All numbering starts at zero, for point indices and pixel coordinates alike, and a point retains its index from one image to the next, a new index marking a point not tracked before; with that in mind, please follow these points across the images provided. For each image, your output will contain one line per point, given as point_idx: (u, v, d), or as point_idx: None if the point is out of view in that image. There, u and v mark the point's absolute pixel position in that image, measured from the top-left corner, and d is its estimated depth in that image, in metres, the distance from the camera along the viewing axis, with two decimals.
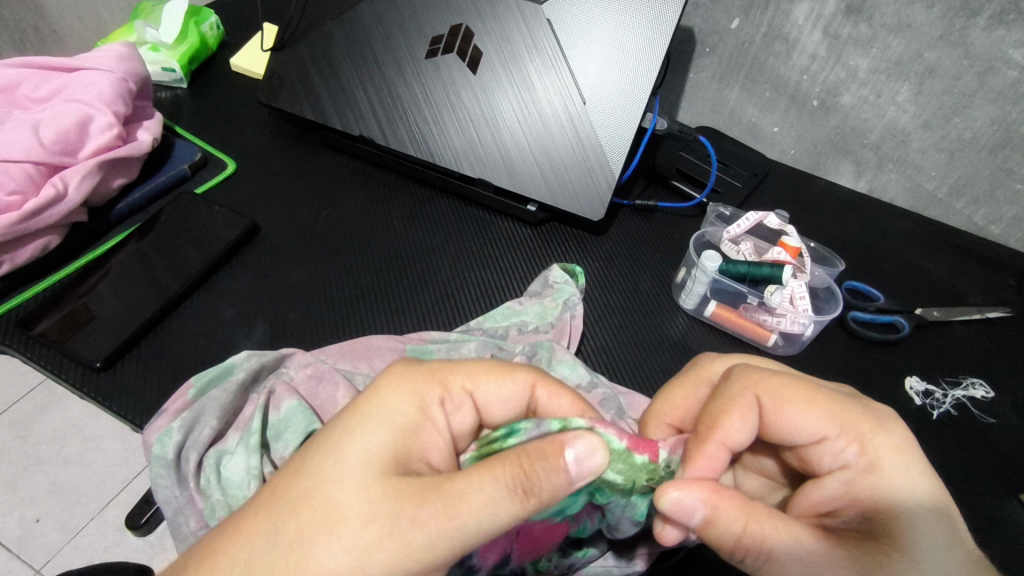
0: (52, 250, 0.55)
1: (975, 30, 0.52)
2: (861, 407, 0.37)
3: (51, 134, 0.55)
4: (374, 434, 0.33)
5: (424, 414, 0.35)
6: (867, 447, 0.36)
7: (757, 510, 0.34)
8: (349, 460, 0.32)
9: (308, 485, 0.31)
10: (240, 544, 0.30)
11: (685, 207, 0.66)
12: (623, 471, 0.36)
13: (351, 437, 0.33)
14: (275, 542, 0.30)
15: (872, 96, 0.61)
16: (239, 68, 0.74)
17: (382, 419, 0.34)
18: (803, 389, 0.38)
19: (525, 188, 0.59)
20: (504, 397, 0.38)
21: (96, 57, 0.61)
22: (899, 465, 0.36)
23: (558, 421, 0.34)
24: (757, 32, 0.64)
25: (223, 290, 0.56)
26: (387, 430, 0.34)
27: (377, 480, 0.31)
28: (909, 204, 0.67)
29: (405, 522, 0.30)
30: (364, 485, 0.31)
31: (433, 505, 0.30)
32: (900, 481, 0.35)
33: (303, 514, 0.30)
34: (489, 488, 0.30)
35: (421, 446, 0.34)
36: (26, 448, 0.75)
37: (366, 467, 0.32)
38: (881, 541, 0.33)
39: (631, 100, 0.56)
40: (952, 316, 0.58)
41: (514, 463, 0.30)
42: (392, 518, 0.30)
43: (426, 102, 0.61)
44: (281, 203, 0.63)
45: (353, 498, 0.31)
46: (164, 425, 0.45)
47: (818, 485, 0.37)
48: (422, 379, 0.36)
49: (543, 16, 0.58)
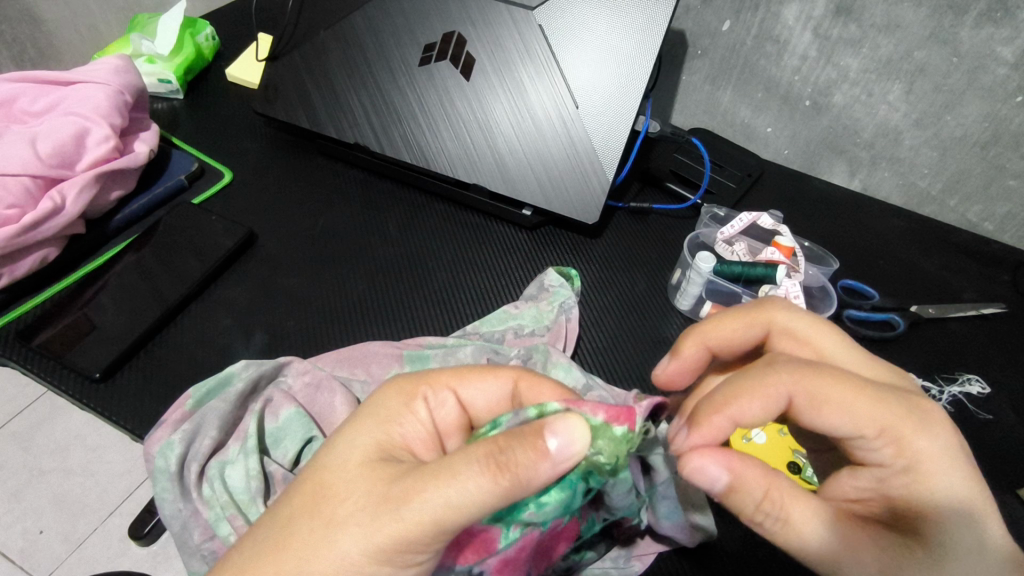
0: (50, 262, 0.55)
1: (964, 28, 0.52)
2: (910, 408, 0.35)
3: (48, 148, 0.55)
4: (364, 428, 0.35)
5: (410, 411, 0.36)
6: (908, 450, 0.34)
7: (780, 488, 0.34)
8: (341, 448, 0.34)
9: (303, 476, 0.33)
10: (247, 537, 0.32)
11: (679, 208, 0.66)
12: (605, 449, 0.32)
13: (342, 433, 0.35)
14: (273, 523, 0.32)
15: (864, 96, 0.61)
16: (234, 78, 0.74)
17: (372, 416, 0.35)
18: (847, 389, 0.35)
19: (520, 193, 0.59)
20: (489, 393, 0.38)
21: (92, 70, 0.61)
22: (939, 469, 0.34)
23: (534, 408, 0.33)
24: (748, 34, 0.64)
25: (221, 299, 0.56)
26: (375, 423, 0.35)
27: (360, 464, 0.33)
28: (903, 202, 0.67)
29: (380, 502, 0.30)
30: (350, 467, 0.33)
31: (406, 486, 0.30)
32: (936, 485, 0.33)
33: (299, 498, 0.32)
34: (460, 465, 0.29)
35: (404, 436, 0.35)
36: (29, 459, 0.76)
37: (351, 453, 0.33)
38: (901, 536, 0.33)
39: (623, 104, 0.57)
40: (948, 313, 0.58)
41: (486, 444, 0.30)
42: (372, 500, 0.31)
43: (420, 109, 0.62)
44: (280, 213, 0.63)
45: (338, 481, 0.32)
46: (164, 436, 0.44)
47: (852, 475, 0.36)
48: (409, 380, 0.37)
49: (534, 22, 0.59)
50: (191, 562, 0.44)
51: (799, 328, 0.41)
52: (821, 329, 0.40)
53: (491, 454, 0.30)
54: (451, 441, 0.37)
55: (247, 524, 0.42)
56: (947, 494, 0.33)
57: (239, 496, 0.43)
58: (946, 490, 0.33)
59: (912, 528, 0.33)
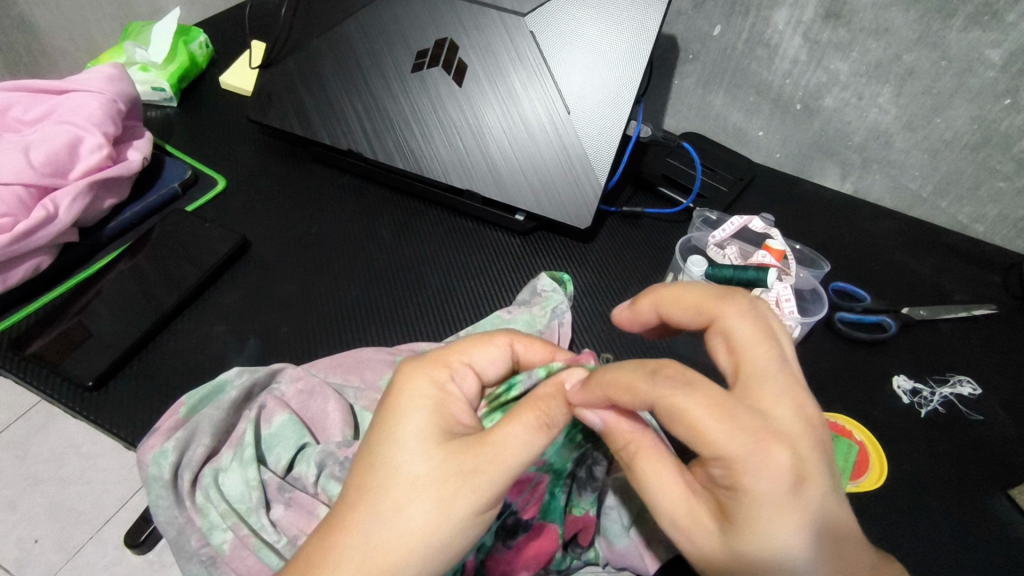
0: (44, 270, 0.55)
1: (952, 31, 0.53)
2: (760, 452, 0.29)
3: (41, 156, 0.55)
4: (412, 412, 0.35)
5: (444, 390, 0.36)
6: (742, 480, 0.29)
7: (642, 445, 0.35)
8: (403, 437, 0.34)
9: (382, 474, 0.33)
10: (345, 538, 0.31)
11: (671, 212, 0.66)
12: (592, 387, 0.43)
13: (398, 427, 0.34)
14: (359, 515, 0.32)
15: (854, 99, 0.62)
16: (228, 86, 0.75)
17: (416, 399, 0.35)
18: (703, 403, 0.30)
19: (513, 199, 0.59)
20: (496, 360, 0.40)
21: (86, 79, 0.61)
22: (768, 515, 0.29)
23: (544, 368, 0.41)
24: (739, 38, 0.64)
25: (215, 305, 0.56)
26: (422, 405, 0.35)
27: (436, 450, 0.33)
28: (894, 203, 0.68)
29: (465, 476, 0.32)
30: (423, 450, 0.33)
31: (483, 454, 0.33)
32: (760, 522, 0.29)
33: (379, 490, 0.32)
34: (521, 429, 0.34)
35: (454, 414, 0.35)
36: (25, 468, 0.76)
37: (421, 442, 0.33)
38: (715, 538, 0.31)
39: (615, 109, 0.57)
40: (939, 314, 0.58)
41: (532, 410, 0.35)
42: (459, 475, 0.32)
43: (413, 115, 0.62)
44: (273, 220, 0.64)
45: (422, 470, 0.32)
46: (158, 444, 0.44)
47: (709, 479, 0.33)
48: (429, 363, 0.37)
49: (526, 29, 0.59)
50: (188, 565, 0.43)
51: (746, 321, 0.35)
52: (768, 334, 0.34)
53: (543, 415, 0.35)
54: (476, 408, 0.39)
55: (252, 532, 0.42)
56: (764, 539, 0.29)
57: (239, 505, 0.42)
58: (817, 516, 0.30)
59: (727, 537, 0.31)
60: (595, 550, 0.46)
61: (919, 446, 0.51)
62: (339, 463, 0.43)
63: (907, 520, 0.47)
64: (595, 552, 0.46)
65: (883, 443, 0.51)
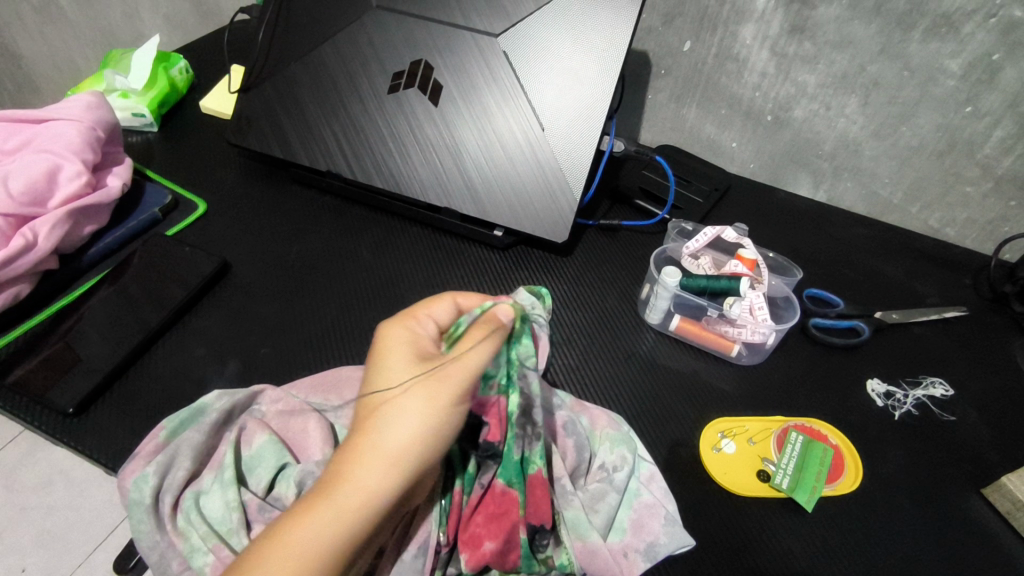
0: (24, 298, 0.55)
1: (913, 43, 0.55)
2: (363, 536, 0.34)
3: (20, 185, 0.55)
4: (392, 354, 0.40)
5: (414, 333, 0.41)
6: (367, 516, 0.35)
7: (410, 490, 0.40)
8: (388, 368, 0.39)
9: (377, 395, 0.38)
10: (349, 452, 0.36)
11: (648, 224, 0.67)
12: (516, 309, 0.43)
13: (384, 366, 0.39)
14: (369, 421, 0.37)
15: (822, 110, 0.63)
16: (208, 110, 0.75)
17: (393, 338, 0.40)
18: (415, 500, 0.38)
19: (490, 214, 0.60)
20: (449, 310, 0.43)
21: (65, 107, 0.62)
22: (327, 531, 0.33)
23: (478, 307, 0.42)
24: (709, 53, 0.66)
25: (196, 329, 0.57)
26: (399, 341, 0.40)
27: (412, 370, 0.38)
28: (865, 210, 0.69)
29: (436, 381, 0.37)
30: (402, 370, 0.39)
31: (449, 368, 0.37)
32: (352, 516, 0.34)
33: (376, 402, 0.37)
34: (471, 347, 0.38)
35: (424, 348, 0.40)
36: (12, 496, 0.75)
37: (400, 370, 0.38)
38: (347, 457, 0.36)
39: (588, 125, 0.58)
40: (911, 318, 0.60)
41: (479, 330, 0.39)
42: (432, 383, 0.37)
43: (391, 135, 0.63)
44: (255, 242, 0.64)
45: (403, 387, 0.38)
46: (139, 469, 0.44)
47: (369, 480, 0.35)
48: (400, 318, 0.42)
49: (499, 49, 0.60)
50: None
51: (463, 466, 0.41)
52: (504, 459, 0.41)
53: (489, 329, 0.39)
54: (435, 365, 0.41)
55: (232, 553, 0.41)
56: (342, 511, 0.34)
57: (219, 527, 0.42)
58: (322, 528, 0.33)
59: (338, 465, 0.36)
60: (567, 554, 0.43)
61: (894, 448, 0.52)
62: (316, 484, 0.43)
63: (883, 521, 0.48)
64: (567, 557, 0.43)
65: (859, 446, 0.52)
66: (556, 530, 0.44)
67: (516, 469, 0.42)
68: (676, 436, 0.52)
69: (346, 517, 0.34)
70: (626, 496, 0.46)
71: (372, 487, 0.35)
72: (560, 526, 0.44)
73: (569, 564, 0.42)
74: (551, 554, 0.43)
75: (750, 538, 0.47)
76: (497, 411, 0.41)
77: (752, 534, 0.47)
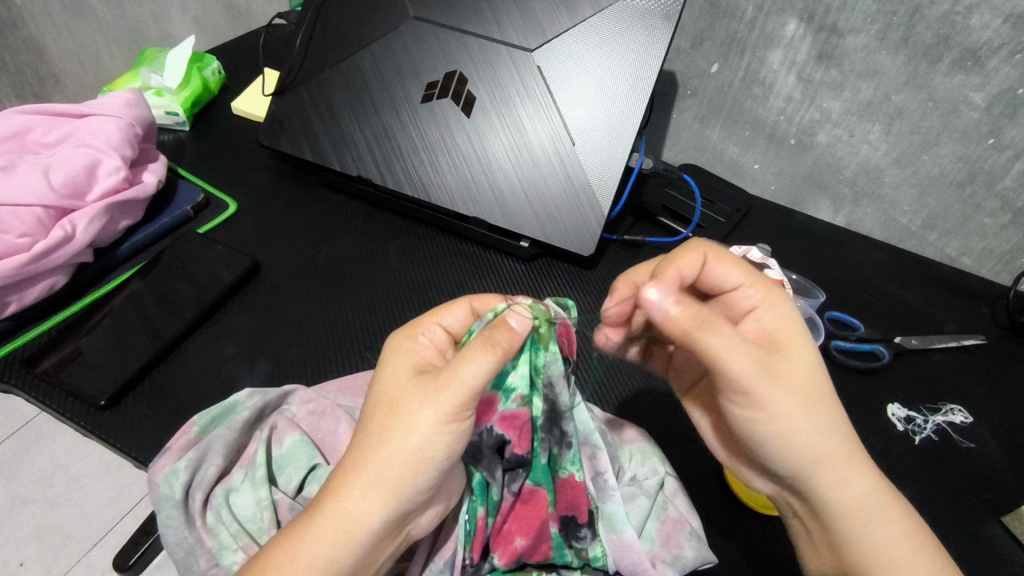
0: (57, 290, 0.56)
1: (938, 74, 0.56)
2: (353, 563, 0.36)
3: (61, 178, 0.56)
4: (391, 361, 0.41)
5: (417, 343, 0.42)
6: (355, 543, 0.36)
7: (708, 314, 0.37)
8: (385, 377, 0.40)
9: (373, 405, 0.39)
10: (342, 474, 0.37)
11: (672, 241, 0.68)
12: (535, 314, 0.41)
13: (383, 373, 0.40)
14: (363, 433, 0.38)
15: (846, 136, 0.64)
16: (239, 111, 0.76)
17: (390, 351, 0.41)
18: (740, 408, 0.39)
19: (518, 226, 0.61)
20: (460, 317, 0.43)
21: (105, 103, 0.63)
22: (314, 552, 0.35)
23: (491, 312, 0.42)
24: (735, 76, 0.67)
25: (225, 327, 0.57)
26: (398, 353, 0.41)
27: (408, 381, 0.38)
28: (884, 236, 0.70)
29: (428, 399, 0.36)
30: (397, 384, 0.39)
31: (441, 381, 0.37)
32: (334, 547, 0.35)
33: (370, 421, 0.38)
34: (464, 356, 0.37)
35: (426, 357, 0.41)
36: (12, 490, 0.71)
37: (395, 380, 0.39)
38: (340, 478, 0.37)
39: (618, 142, 0.59)
40: (930, 344, 0.60)
41: (478, 340, 0.37)
42: (423, 398, 0.37)
43: (422, 144, 0.64)
44: (285, 243, 0.65)
45: (396, 398, 0.38)
46: (169, 464, 0.45)
47: (355, 507, 0.36)
48: (405, 329, 0.43)
49: (533, 63, 0.62)
50: None
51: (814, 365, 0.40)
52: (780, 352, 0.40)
53: (483, 336, 0.37)
54: (742, 288, 0.43)
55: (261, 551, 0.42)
56: (331, 541, 0.35)
57: (249, 525, 0.43)
58: (305, 545, 0.35)
59: (329, 489, 0.37)
60: (601, 547, 0.44)
61: (914, 472, 0.52)
62: None
63: None
64: (601, 549, 0.44)
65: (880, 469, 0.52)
66: (593, 525, 0.44)
67: (546, 471, 0.43)
68: (698, 453, 0.52)
69: (331, 538, 0.35)
70: (657, 507, 0.46)
71: (355, 515, 0.36)
72: (596, 521, 0.44)
73: (603, 557, 0.44)
74: (586, 547, 0.44)
75: (773, 557, 0.47)
76: (521, 424, 0.41)
77: (776, 556, 0.47)
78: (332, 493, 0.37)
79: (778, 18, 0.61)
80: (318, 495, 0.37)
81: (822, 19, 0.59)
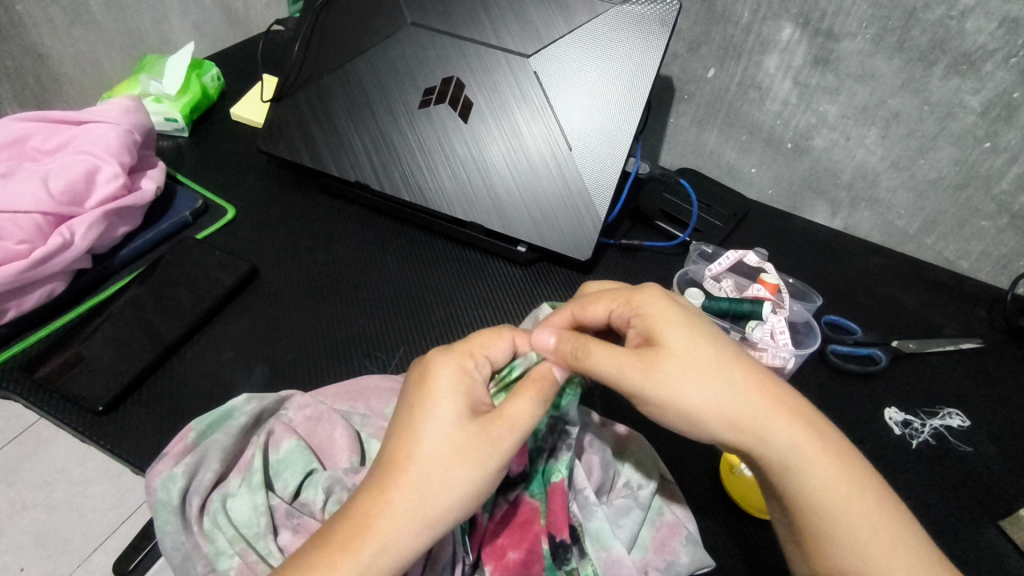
0: (56, 296, 0.56)
1: (934, 78, 0.56)
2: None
3: (60, 185, 0.57)
4: (441, 393, 0.39)
5: (467, 375, 0.41)
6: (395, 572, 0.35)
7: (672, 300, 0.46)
8: (436, 410, 0.38)
9: (424, 436, 0.37)
10: (389, 506, 0.35)
11: (669, 245, 0.69)
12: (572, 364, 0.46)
13: (433, 404, 0.38)
14: (413, 466, 0.36)
15: (842, 140, 0.65)
16: (237, 117, 0.77)
17: (440, 381, 0.40)
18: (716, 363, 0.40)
19: (516, 231, 0.61)
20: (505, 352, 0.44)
21: (104, 110, 0.63)
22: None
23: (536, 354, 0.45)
24: (732, 81, 0.68)
25: (223, 333, 0.57)
26: (450, 386, 0.39)
27: (465, 418, 0.38)
28: (882, 240, 0.70)
29: (490, 443, 0.37)
30: (453, 421, 0.38)
31: (502, 426, 0.38)
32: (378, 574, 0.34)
33: (421, 453, 0.37)
34: (525, 404, 0.39)
35: (477, 391, 0.40)
36: (14, 494, 0.71)
37: (450, 415, 0.38)
38: (386, 506, 0.35)
39: (614, 148, 0.59)
40: (928, 347, 0.60)
41: (534, 388, 0.40)
42: (487, 441, 0.37)
43: (420, 149, 0.64)
44: (283, 249, 0.65)
45: (453, 434, 0.37)
46: (166, 470, 0.45)
47: (403, 537, 0.35)
48: (457, 354, 0.41)
49: (530, 69, 0.62)
50: None
51: (633, 363, 0.39)
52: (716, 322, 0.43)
53: (541, 392, 0.40)
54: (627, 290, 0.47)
55: (258, 559, 0.41)
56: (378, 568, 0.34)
57: (246, 530, 0.43)
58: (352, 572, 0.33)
59: (373, 517, 0.35)
60: (591, 563, 0.43)
61: (911, 476, 0.53)
62: (347, 489, 0.43)
63: None
64: (591, 565, 0.42)
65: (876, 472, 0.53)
66: (580, 541, 0.43)
67: (541, 483, 0.45)
68: (691, 459, 0.52)
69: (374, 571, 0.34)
70: (650, 514, 0.47)
71: (402, 548, 0.35)
72: (581, 537, 0.44)
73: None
74: (576, 566, 0.43)
75: (771, 560, 0.47)
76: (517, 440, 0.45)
77: (772, 561, 0.47)
78: (371, 527, 0.35)
79: (774, 23, 0.61)
80: (348, 518, 0.35)
81: (817, 23, 0.59)
